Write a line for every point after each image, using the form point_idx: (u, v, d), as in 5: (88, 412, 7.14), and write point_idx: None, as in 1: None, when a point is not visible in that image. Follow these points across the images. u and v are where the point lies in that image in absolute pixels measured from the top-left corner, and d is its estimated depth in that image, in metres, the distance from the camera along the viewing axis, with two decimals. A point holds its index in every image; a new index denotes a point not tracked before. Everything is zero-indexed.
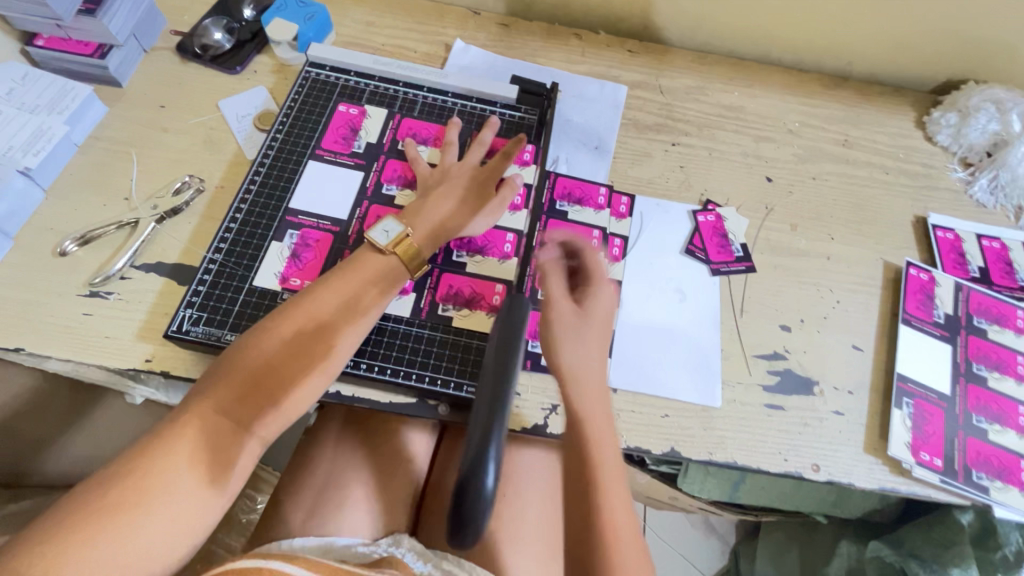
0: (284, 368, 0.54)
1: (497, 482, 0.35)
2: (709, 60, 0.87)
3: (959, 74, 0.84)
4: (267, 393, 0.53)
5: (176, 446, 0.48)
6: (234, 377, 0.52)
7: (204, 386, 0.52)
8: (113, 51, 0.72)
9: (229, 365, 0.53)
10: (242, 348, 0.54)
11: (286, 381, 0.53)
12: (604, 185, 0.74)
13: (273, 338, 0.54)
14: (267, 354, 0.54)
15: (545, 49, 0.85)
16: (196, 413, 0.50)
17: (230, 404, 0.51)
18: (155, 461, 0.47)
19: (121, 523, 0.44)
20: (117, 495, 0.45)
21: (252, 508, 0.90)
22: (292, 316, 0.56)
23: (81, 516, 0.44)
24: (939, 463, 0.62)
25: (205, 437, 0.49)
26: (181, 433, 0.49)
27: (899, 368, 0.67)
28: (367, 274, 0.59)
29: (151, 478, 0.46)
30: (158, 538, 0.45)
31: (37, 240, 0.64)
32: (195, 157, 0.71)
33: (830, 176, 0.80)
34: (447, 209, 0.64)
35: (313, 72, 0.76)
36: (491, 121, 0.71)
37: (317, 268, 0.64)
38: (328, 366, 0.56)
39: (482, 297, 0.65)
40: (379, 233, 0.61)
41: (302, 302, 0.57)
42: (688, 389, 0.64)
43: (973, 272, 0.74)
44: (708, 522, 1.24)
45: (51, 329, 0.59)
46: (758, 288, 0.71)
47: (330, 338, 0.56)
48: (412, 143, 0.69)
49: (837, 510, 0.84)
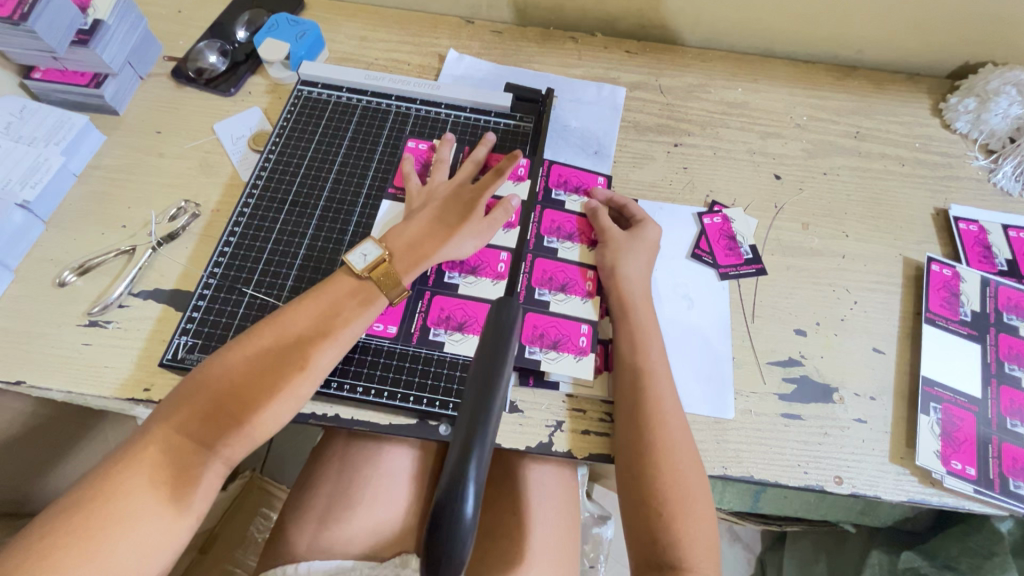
0: (250, 387, 0.53)
1: (479, 507, 0.29)
2: (711, 57, 0.84)
3: (975, 57, 0.80)
4: (230, 414, 0.52)
5: (140, 469, 0.48)
6: (186, 402, 0.51)
7: (167, 409, 0.51)
8: (109, 81, 0.72)
9: (195, 386, 0.52)
10: (207, 369, 0.53)
11: (251, 400, 0.53)
12: (602, 174, 0.73)
13: (246, 355, 0.54)
14: (233, 373, 0.53)
15: (540, 54, 0.83)
16: (163, 433, 0.50)
17: (195, 425, 0.51)
18: (119, 482, 0.47)
19: (85, 547, 0.44)
20: (83, 518, 0.45)
21: (266, 526, 0.88)
22: (258, 337, 0.55)
23: (49, 537, 0.44)
24: (972, 472, 0.58)
25: (169, 458, 0.49)
26: (143, 455, 0.49)
27: (924, 370, 0.63)
28: (359, 301, 0.59)
29: (115, 502, 0.46)
30: (122, 564, 0.45)
31: (38, 272, 0.64)
32: (192, 182, 0.71)
33: (842, 170, 0.76)
34: (429, 230, 0.63)
35: (304, 91, 0.75)
36: (486, 138, 0.70)
37: (401, 311, 0.62)
38: (283, 372, 0.54)
39: (475, 320, 0.63)
40: (357, 256, 0.61)
41: (275, 323, 0.56)
42: (699, 401, 0.61)
43: (1000, 266, 0.70)
44: (733, 529, 1.18)
45: (50, 360, 0.59)
46: (770, 292, 0.68)
47: (306, 353, 0.55)
48: (439, 166, 0.68)
49: (865, 518, 0.79)
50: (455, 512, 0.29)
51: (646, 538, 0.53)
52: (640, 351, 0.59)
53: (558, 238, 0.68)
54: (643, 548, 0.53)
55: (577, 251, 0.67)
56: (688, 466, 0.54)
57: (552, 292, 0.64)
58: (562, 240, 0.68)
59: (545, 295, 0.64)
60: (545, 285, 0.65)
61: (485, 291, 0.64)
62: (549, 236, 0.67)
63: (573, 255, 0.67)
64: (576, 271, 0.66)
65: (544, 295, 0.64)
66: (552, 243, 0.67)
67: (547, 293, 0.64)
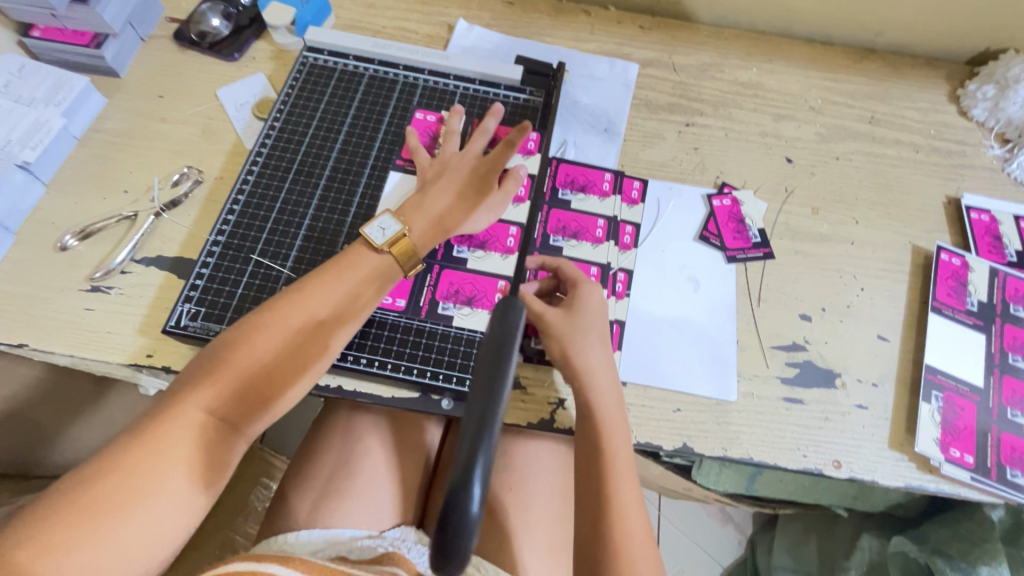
0: (277, 369, 0.53)
1: (483, 506, 0.32)
2: (726, 35, 0.82)
3: (997, 43, 0.78)
4: (257, 395, 0.52)
5: (157, 446, 0.47)
6: (210, 381, 0.51)
7: (188, 382, 0.51)
8: (109, 41, 0.70)
9: (218, 361, 0.52)
10: (228, 341, 0.53)
11: (277, 382, 0.53)
12: (610, 170, 0.70)
13: (270, 336, 0.53)
14: (259, 353, 0.53)
15: (552, 27, 0.81)
16: (186, 412, 0.49)
17: (221, 405, 0.51)
18: (137, 459, 0.46)
19: (99, 525, 0.44)
20: (97, 495, 0.44)
21: (268, 496, 0.89)
22: (282, 318, 0.54)
23: (62, 512, 0.43)
24: (970, 460, 0.59)
25: (185, 435, 0.49)
26: (166, 433, 0.48)
27: (928, 359, 0.63)
28: (378, 280, 0.58)
29: (130, 481, 0.46)
30: (135, 543, 0.45)
31: (39, 235, 0.63)
32: (194, 148, 0.70)
33: (855, 155, 0.75)
34: (446, 205, 0.62)
35: (310, 57, 0.73)
36: (496, 108, 0.67)
37: (410, 285, 0.62)
38: (307, 356, 0.54)
39: (484, 294, 0.62)
40: (376, 230, 0.60)
41: (298, 301, 0.55)
42: (701, 382, 0.61)
43: (1009, 257, 0.69)
44: (725, 510, 1.20)
45: (52, 324, 0.59)
46: (777, 277, 0.67)
47: (329, 336, 0.55)
48: (450, 138, 0.66)
49: (858, 503, 0.81)
50: (462, 509, 0.32)
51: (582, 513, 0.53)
52: (577, 305, 0.58)
53: (564, 236, 0.66)
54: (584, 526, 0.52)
55: (584, 230, 0.67)
56: (625, 450, 0.54)
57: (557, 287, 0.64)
58: (568, 238, 0.66)
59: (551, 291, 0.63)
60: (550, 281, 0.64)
61: (494, 265, 0.64)
62: (555, 235, 0.66)
63: (579, 252, 0.66)
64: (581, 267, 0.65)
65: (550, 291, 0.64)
66: (557, 241, 0.66)
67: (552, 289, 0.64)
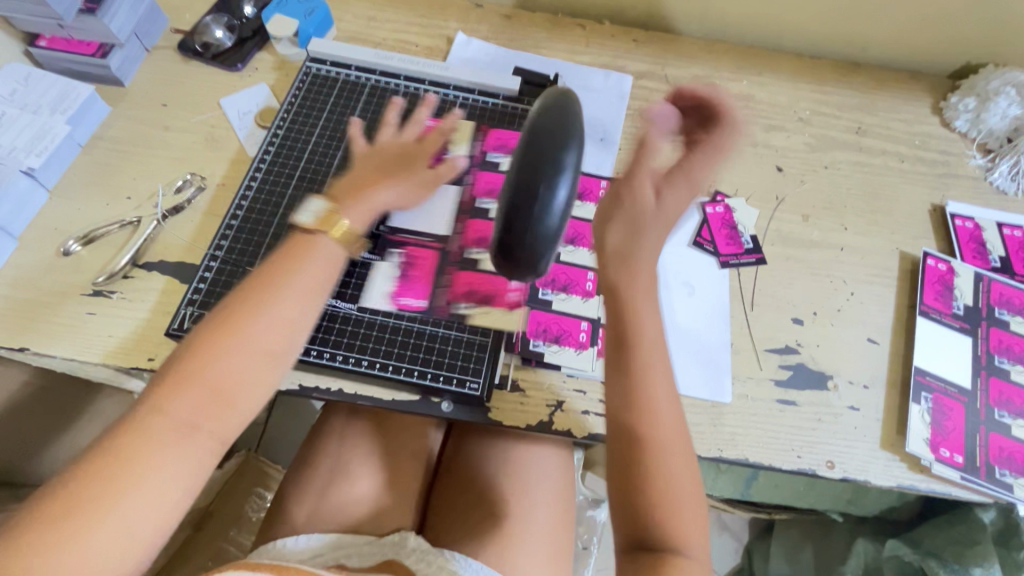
0: (238, 358, 0.47)
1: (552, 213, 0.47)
2: (718, 49, 0.85)
3: (977, 58, 0.81)
4: (219, 392, 0.46)
5: (118, 454, 0.42)
6: (163, 384, 0.45)
7: (147, 389, 0.45)
8: (115, 51, 0.72)
9: (174, 364, 0.46)
10: (189, 339, 0.47)
11: (240, 373, 0.47)
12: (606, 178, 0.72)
13: (224, 323, 0.48)
14: (214, 343, 0.47)
15: (548, 40, 0.84)
16: (143, 419, 0.44)
17: (182, 407, 0.45)
18: (94, 468, 0.41)
19: (65, 540, 0.39)
20: (59, 509, 0.40)
21: (261, 507, 0.89)
22: (239, 303, 0.49)
23: (17, 533, 0.39)
24: (959, 459, 0.60)
25: (143, 440, 0.43)
26: (123, 438, 0.43)
27: (916, 362, 0.64)
28: (334, 252, 0.53)
29: (97, 488, 0.41)
30: (102, 556, 0.40)
31: (42, 240, 0.64)
32: (198, 155, 0.71)
33: (843, 164, 0.78)
34: (376, 182, 0.59)
35: (313, 68, 0.75)
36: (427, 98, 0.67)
37: (427, 285, 0.63)
38: (272, 338, 0.48)
39: (498, 293, 0.63)
40: (304, 213, 0.55)
41: (254, 285, 0.50)
42: (697, 385, 0.63)
43: (993, 262, 0.71)
44: (721, 518, 1.20)
45: (54, 328, 0.59)
46: (769, 281, 0.69)
47: (290, 315, 0.49)
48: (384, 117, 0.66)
49: (852, 507, 0.81)
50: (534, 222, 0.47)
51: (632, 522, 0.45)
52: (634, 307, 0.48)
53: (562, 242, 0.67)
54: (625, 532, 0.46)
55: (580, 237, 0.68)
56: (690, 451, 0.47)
57: (554, 291, 0.65)
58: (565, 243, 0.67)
59: (549, 295, 0.65)
60: (548, 286, 0.65)
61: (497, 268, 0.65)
62: None
63: (576, 257, 0.67)
64: (578, 272, 0.66)
65: (548, 295, 0.65)
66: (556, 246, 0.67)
67: (550, 292, 0.65)
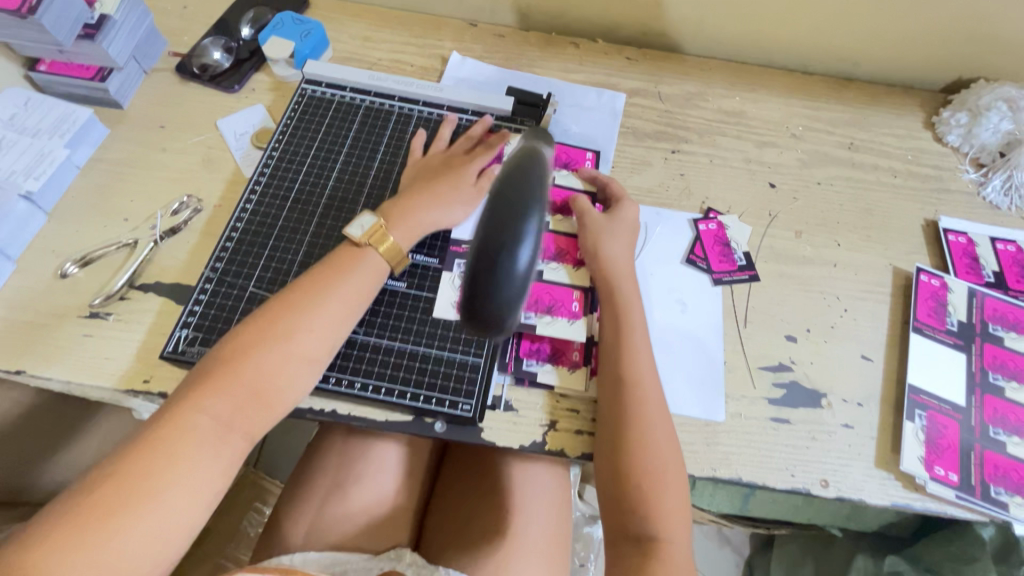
0: (273, 364, 0.53)
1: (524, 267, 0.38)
2: (710, 65, 0.86)
3: (968, 73, 0.82)
4: (254, 394, 0.52)
5: (158, 449, 0.48)
6: (204, 385, 0.51)
7: (189, 388, 0.51)
8: (113, 74, 0.73)
9: (213, 367, 0.52)
10: (227, 345, 0.54)
11: (274, 380, 0.53)
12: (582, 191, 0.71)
13: (260, 332, 0.54)
14: (250, 350, 0.53)
15: (542, 58, 0.84)
16: (184, 417, 0.49)
17: (220, 407, 0.51)
18: (135, 462, 0.47)
19: (109, 526, 0.44)
20: (104, 496, 0.45)
21: (260, 521, 0.88)
22: (273, 314, 0.55)
23: (62, 523, 0.44)
24: (954, 478, 0.60)
25: (183, 438, 0.49)
26: (165, 433, 0.48)
27: (910, 379, 0.64)
28: (363, 272, 0.59)
29: (138, 480, 0.46)
30: (140, 543, 0.45)
31: (40, 263, 0.65)
32: (195, 177, 0.71)
33: (836, 180, 0.78)
34: (421, 198, 0.64)
35: (309, 90, 0.76)
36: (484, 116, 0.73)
37: None
38: (303, 348, 0.54)
39: (561, 303, 0.64)
40: (355, 227, 0.61)
41: (286, 300, 0.56)
42: (690, 404, 0.63)
43: (987, 277, 0.71)
44: (722, 532, 1.19)
45: (50, 350, 0.60)
46: (763, 298, 0.69)
47: (317, 328, 0.55)
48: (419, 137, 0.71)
49: (851, 523, 0.81)
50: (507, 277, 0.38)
51: (623, 514, 0.54)
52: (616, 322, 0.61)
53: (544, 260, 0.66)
54: (617, 523, 0.55)
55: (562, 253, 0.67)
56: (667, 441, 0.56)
57: (537, 314, 0.63)
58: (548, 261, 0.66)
59: (532, 318, 0.62)
60: (532, 308, 0.63)
61: None
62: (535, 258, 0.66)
63: (557, 275, 0.66)
64: (564, 291, 0.64)
65: (531, 317, 0.63)
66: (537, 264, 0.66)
67: (534, 315, 0.63)
